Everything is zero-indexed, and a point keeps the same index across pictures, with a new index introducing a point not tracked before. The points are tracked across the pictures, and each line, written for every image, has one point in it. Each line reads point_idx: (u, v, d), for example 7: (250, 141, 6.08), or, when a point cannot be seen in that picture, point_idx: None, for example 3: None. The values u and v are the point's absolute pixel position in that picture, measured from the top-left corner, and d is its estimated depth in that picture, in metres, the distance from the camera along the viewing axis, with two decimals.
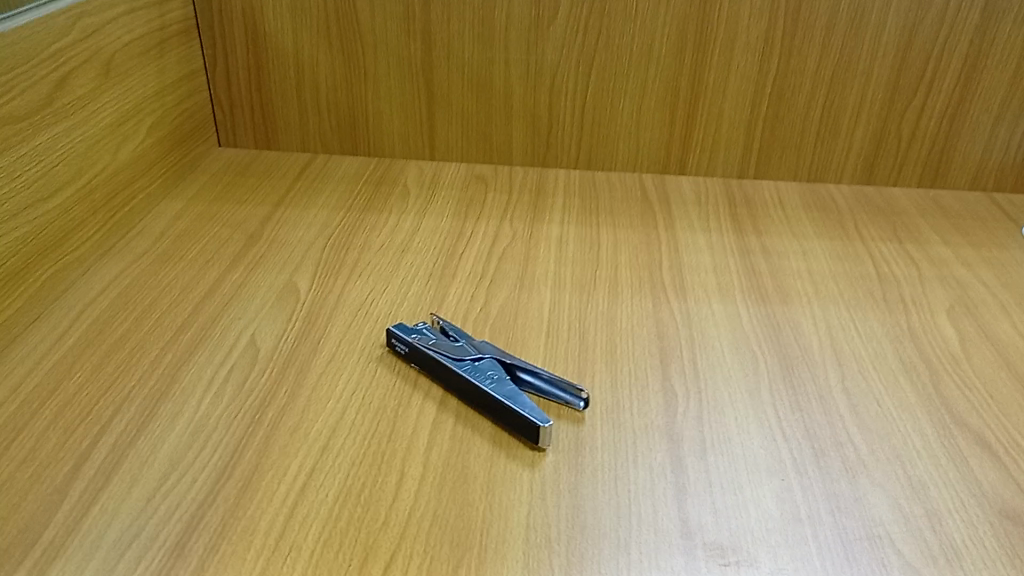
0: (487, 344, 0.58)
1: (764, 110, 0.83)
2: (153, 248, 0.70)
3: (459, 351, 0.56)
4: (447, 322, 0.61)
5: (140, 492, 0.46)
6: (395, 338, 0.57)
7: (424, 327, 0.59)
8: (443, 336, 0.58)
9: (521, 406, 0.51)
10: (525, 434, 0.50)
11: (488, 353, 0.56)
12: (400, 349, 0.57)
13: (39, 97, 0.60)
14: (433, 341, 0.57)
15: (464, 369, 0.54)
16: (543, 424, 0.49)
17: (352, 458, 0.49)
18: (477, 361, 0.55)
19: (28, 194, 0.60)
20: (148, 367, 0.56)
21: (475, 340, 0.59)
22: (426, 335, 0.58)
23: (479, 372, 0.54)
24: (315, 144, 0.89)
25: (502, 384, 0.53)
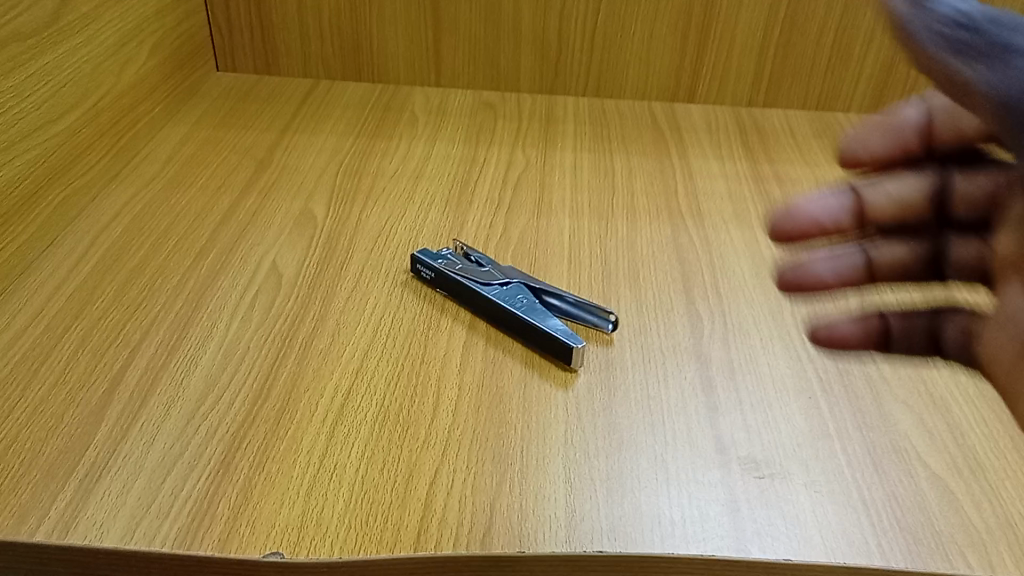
0: (513, 269, 0.58)
1: (776, 37, 0.82)
2: (161, 173, 0.68)
3: (486, 276, 0.56)
4: (471, 247, 0.60)
5: (179, 413, 0.46)
6: (421, 263, 0.57)
7: (448, 252, 0.59)
8: (468, 261, 0.58)
9: (552, 327, 0.51)
10: (556, 354, 0.51)
11: (514, 277, 0.56)
12: (426, 274, 0.57)
13: (47, 15, 0.58)
14: (459, 266, 0.57)
15: (493, 293, 0.54)
16: (576, 344, 0.50)
17: (386, 380, 0.49)
18: (504, 285, 0.55)
19: (38, 115, 0.58)
20: (172, 293, 0.55)
21: (499, 265, 0.59)
22: (452, 261, 0.58)
23: (508, 295, 0.54)
24: (317, 69, 0.87)
25: (531, 306, 0.53)
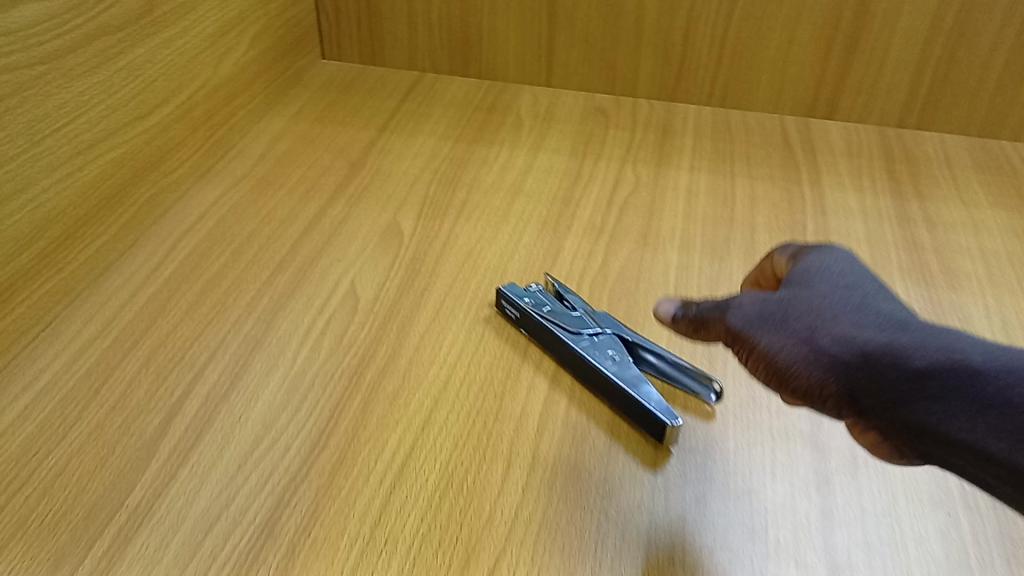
0: (608, 314, 0.52)
1: (938, 51, 0.71)
2: (252, 172, 0.66)
3: (576, 323, 0.50)
4: (563, 284, 0.55)
5: (231, 457, 0.43)
6: (506, 301, 0.52)
7: (537, 289, 0.53)
8: (558, 302, 0.52)
9: (648, 398, 0.45)
10: (649, 428, 0.45)
11: (608, 326, 0.50)
12: (511, 313, 0.52)
13: (138, 6, 0.55)
14: (548, 307, 0.51)
15: (582, 346, 0.48)
16: (672, 421, 0.43)
17: (454, 438, 0.45)
18: (596, 336, 0.49)
19: (126, 111, 0.56)
20: (243, 311, 0.52)
21: (593, 308, 0.53)
22: (540, 300, 0.52)
23: (600, 350, 0.48)
24: (423, 62, 0.83)
25: (624, 367, 0.47)
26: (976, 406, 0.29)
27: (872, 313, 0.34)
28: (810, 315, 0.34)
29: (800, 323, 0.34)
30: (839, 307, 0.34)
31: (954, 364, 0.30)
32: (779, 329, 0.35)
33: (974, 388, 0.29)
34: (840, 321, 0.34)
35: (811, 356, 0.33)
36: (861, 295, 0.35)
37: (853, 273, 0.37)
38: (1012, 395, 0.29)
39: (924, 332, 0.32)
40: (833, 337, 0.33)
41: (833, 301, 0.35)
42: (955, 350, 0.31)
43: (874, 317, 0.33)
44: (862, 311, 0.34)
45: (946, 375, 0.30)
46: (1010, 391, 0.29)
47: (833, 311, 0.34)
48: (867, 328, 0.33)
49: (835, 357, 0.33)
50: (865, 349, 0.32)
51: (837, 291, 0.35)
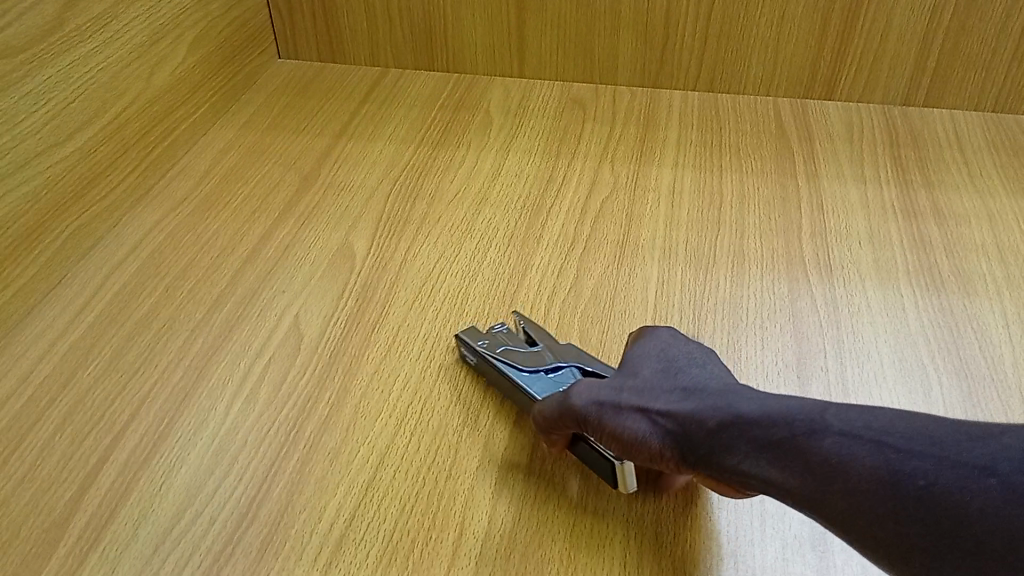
0: (575, 348, 0.45)
1: (947, 22, 0.64)
2: (194, 193, 0.61)
3: (534, 364, 0.44)
4: (528, 317, 0.48)
5: (148, 535, 0.38)
6: (461, 345, 0.47)
7: (497, 329, 0.47)
8: (519, 341, 0.46)
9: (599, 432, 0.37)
10: (606, 472, 0.37)
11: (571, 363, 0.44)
12: (469, 358, 0.46)
13: (42, 20, 0.50)
14: (504, 347, 0.45)
15: (537, 391, 0.42)
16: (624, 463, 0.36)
17: (401, 501, 0.40)
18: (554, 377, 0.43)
19: (37, 139, 0.51)
20: (174, 357, 0.47)
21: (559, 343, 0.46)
22: (498, 340, 0.46)
23: (554, 395, 0.42)
24: (386, 57, 0.76)
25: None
26: (760, 446, 0.32)
27: (687, 384, 0.36)
28: (637, 392, 0.36)
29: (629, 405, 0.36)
30: (656, 383, 0.37)
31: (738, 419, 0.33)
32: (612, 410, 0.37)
33: (751, 433, 0.32)
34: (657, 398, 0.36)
35: (646, 431, 0.35)
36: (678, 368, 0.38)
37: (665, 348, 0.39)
38: (772, 434, 0.31)
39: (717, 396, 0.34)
40: (662, 413, 0.35)
41: (655, 377, 0.37)
42: (739, 407, 0.33)
43: (682, 389, 0.36)
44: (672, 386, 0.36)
45: (735, 427, 0.32)
46: (776, 429, 0.31)
47: (655, 384, 0.37)
48: (677, 399, 0.35)
49: (666, 430, 0.34)
50: (678, 418, 0.34)
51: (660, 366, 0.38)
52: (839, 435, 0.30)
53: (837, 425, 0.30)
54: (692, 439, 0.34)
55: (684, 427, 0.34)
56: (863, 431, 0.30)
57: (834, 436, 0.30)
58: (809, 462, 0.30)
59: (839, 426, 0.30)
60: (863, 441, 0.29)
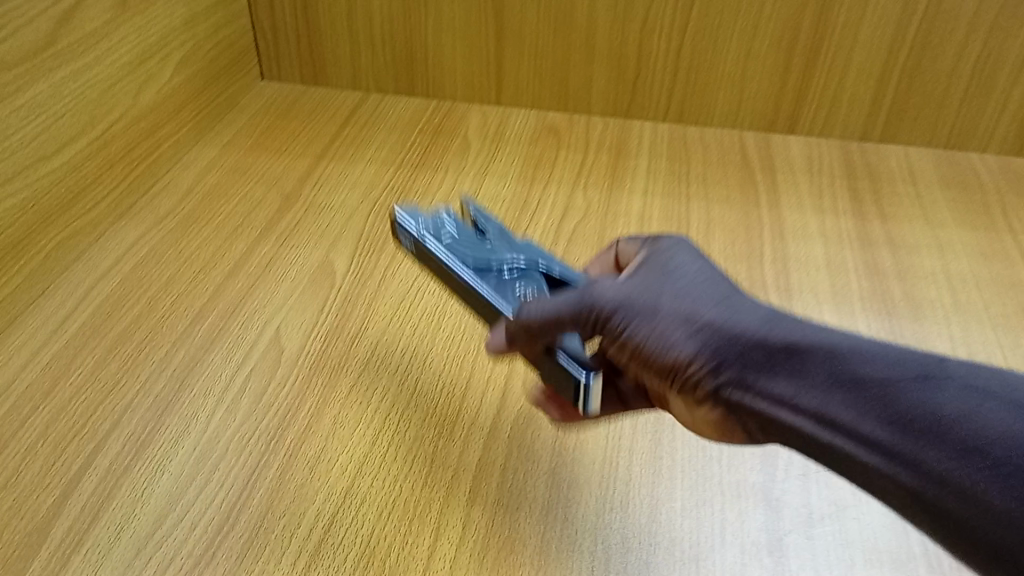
0: (526, 242, 0.46)
1: (901, 63, 0.68)
2: (177, 208, 0.62)
3: (482, 252, 0.44)
4: (480, 214, 0.49)
5: (131, 538, 0.39)
6: (404, 229, 0.47)
7: (444, 214, 0.48)
8: (468, 230, 0.47)
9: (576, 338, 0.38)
10: (568, 390, 0.37)
11: (525, 258, 0.44)
12: (411, 242, 0.46)
13: (37, 37, 0.51)
14: (452, 233, 0.46)
15: (485, 279, 0.42)
16: (590, 378, 0.36)
17: (378, 507, 0.41)
18: (508, 273, 0.43)
19: (26, 152, 0.52)
20: (157, 367, 0.48)
21: (513, 240, 0.46)
22: (444, 224, 0.46)
23: (507, 285, 0.42)
24: (367, 82, 0.78)
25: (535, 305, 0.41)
26: (832, 381, 0.31)
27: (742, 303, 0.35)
28: (677, 297, 0.35)
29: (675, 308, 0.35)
30: (700, 294, 0.35)
31: (812, 345, 0.32)
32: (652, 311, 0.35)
33: (829, 363, 0.31)
34: (705, 310, 0.35)
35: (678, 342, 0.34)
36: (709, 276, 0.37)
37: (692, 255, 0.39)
38: (860, 370, 0.30)
39: (785, 323, 0.34)
40: (701, 323, 0.34)
41: (689, 284, 0.36)
42: (817, 335, 0.32)
43: (740, 310, 0.35)
44: (723, 303, 0.35)
45: (806, 353, 0.32)
46: (865, 365, 0.31)
47: (708, 299, 0.35)
48: (740, 319, 0.34)
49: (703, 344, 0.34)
50: (732, 334, 0.34)
51: (697, 273, 0.37)
52: (959, 386, 0.29)
53: (955, 377, 0.29)
54: (732, 356, 0.33)
55: (727, 340, 0.34)
56: (995, 390, 0.29)
57: (951, 387, 0.29)
58: (905, 408, 0.29)
59: (957, 379, 0.29)
60: (991, 398, 0.28)
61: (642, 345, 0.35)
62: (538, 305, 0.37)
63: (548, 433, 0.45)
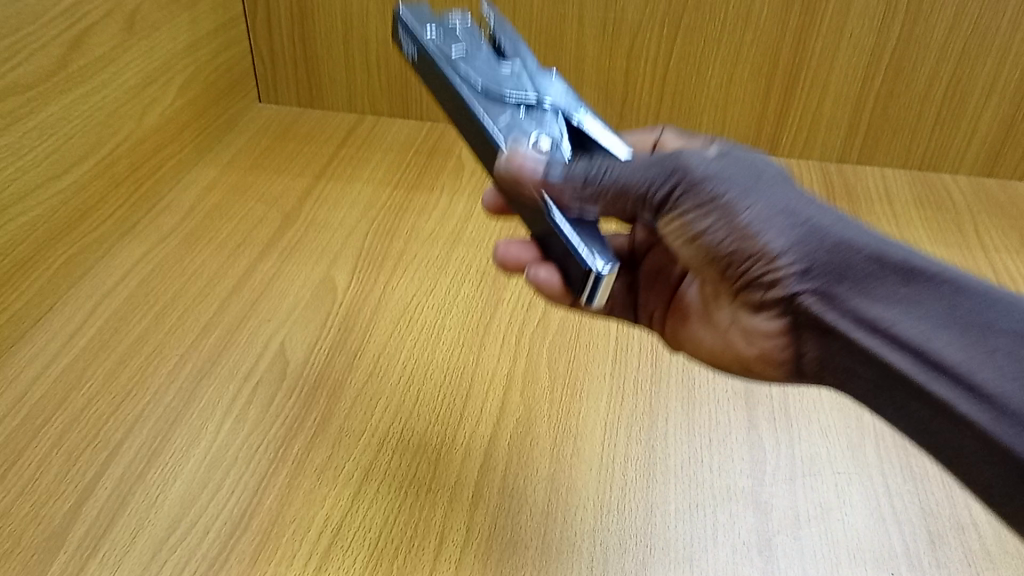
0: (545, 80, 0.47)
1: (876, 88, 0.72)
2: (180, 226, 0.64)
3: (498, 85, 0.45)
4: (500, 36, 0.50)
5: (147, 542, 0.41)
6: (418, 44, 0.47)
7: (462, 36, 0.48)
8: (486, 56, 0.47)
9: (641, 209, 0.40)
10: (578, 275, 0.39)
11: (547, 100, 0.45)
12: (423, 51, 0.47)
13: (50, 61, 0.53)
14: (469, 60, 0.46)
15: (497, 117, 0.44)
16: (602, 270, 0.38)
17: (385, 511, 0.43)
18: (526, 110, 0.45)
19: (37, 172, 0.53)
20: (165, 379, 0.50)
21: (532, 73, 0.47)
22: (461, 48, 0.47)
23: (517, 125, 0.44)
24: (363, 104, 0.80)
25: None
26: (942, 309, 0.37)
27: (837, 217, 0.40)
28: (788, 202, 0.39)
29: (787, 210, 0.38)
30: (798, 200, 0.39)
31: (926, 273, 0.37)
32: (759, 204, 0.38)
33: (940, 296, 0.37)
34: (819, 220, 0.39)
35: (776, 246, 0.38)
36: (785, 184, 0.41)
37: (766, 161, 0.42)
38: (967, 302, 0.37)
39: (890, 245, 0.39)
40: (793, 231, 0.38)
41: (785, 188, 0.39)
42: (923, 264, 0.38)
43: (839, 224, 0.39)
44: (824, 214, 0.39)
45: (912, 275, 0.38)
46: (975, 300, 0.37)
47: (814, 209, 0.39)
48: (852, 234, 0.39)
49: (793, 255, 0.38)
50: (845, 246, 0.38)
51: (784, 177, 0.40)
52: None
53: None
54: (817, 268, 0.38)
55: (833, 249, 0.38)
56: None
57: None
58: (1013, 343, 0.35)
59: None
60: None
61: (731, 226, 0.38)
62: (641, 165, 0.39)
63: (546, 441, 0.47)
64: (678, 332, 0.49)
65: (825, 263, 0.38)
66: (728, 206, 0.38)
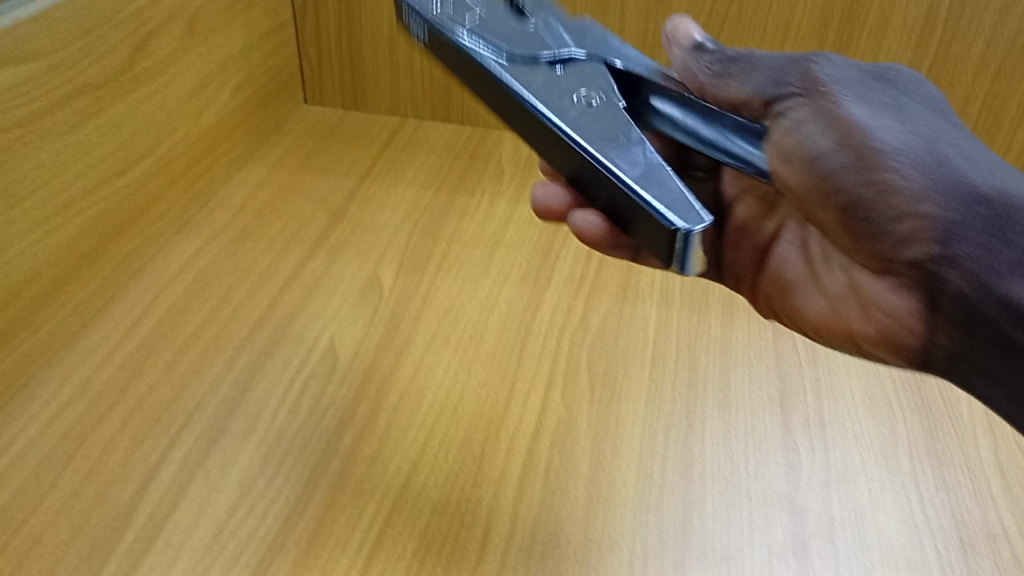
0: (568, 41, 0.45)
1: None
2: (232, 223, 0.66)
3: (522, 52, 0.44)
4: None
5: (208, 524, 0.43)
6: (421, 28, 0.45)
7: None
8: (501, 20, 0.45)
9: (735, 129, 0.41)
10: (659, 236, 0.35)
11: (580, 55, 0.45)
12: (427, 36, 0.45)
13: (117, 62, 0.55)
14: (484, 27, 0.44)
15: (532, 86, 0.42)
16: (695, 228, 0.34)
17: (432, 503, 0.45)
18: (560, 69, 0.43)
19: (103, 168, 0.56)
20: (221, 370, 0.52)
21: (555, 34, 0.46)
22: (472, 17, 0.45)
23: (559, 87, 0.42)
24: (406, 108, 0.82)
25: (611, 133, 0.39)
26: None
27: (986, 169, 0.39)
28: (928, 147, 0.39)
29: (928, 153, 0.38)
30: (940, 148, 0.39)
31: None
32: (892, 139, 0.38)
33: None
34: (963, 168, 0.38)
35: (911, 188, 0.37)
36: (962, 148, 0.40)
37: (940, 117, 0.42)
38: None
39: None
40: (942, 180, 0.37)
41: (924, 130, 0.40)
42: None
43: (985, 176, 0.38)
44: (970, 164, 0.38)
45: None
46: None
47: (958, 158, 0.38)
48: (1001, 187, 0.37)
49: (934, 204, 0.37)
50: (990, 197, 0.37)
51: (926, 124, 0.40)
52: None
53: None
54: (959, 214, 0.37)
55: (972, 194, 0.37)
56: None
57: None
58: None
59: None
60: None
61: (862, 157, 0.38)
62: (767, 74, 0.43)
63: (586, 440, 0.49)
64: (780, 294, 0.51)
65: (974, 221, 0.36)
66: (860, 133, 0.39)
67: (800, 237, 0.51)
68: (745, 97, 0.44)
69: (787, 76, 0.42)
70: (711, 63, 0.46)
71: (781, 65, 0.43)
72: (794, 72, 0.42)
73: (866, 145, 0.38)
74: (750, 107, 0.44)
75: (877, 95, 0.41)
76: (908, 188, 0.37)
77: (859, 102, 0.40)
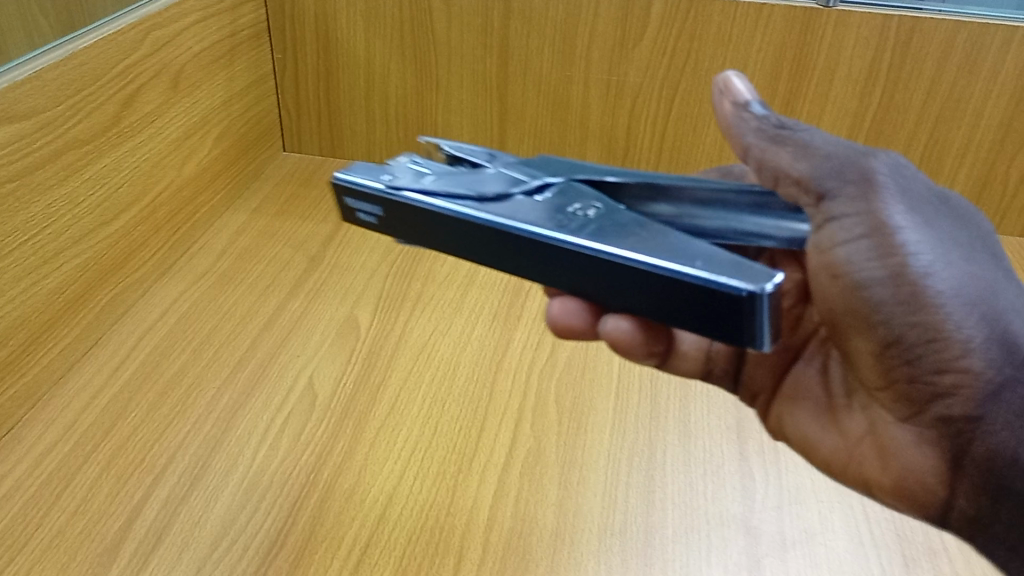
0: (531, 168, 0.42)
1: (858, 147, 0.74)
2: (214, 267, 0.68)
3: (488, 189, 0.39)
4: (455, 147, 0.45)
5: (190, 559, 0.45)
6: (365, 201, 0.41)
7: (409, 164, 0.42)
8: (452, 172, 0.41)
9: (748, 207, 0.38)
10: (739, 314, 0.31)
11: (554, 181, 0.40)
12: (377, 212, 0.41)
13: (106, 117, 0.58)
14: (439, 181, 0.40)
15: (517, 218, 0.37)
16: (767, 287, 0.30)
17: (408, 532, 0.47)
18: (538, 197, 0.39)
19: (89, 219, 0.58)
20: (204, 410, 0.54)
21: (517, 168, 0.42)
22: (422, 175, 0.41)
23: (545, 209, 0.38)
24: (381, 155, 0.85)
25: (629, 233, 0.35)
26: None
27: None
28: (984, 291, 0.35)
29: (984, 300, 0.35)
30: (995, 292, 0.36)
31: None
32: (952, 281, 0.35)
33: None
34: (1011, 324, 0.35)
35: (964, 340, 0.34)
36: (1015, 303, 0.36)
37: (989, 246, 0.39)
38: None
39: None
40: (996, 340, 0.35)
41: (981, 269, 0.36)
42: None
43: None
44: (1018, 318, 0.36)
45: None
46: None
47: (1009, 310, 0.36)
48: None
49: (981, 362, 0.35)
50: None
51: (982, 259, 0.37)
52: None
53: None
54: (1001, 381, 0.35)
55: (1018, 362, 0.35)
56: None
57: None
58: None
59: None
60: None
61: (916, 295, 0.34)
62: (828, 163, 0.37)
63: (553, 469, 0.51)
64: (791, 413, 0.46)
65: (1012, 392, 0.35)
66: (919, 270, 0.34)
67: (820, 356, 0.46)
68: (795, 177, 0.38)
69: (847, 169, 0.36)
70: (762, 128, 0.40)
71: (844, 155, 0.37)
72: (854, 168, 0.36)
73: (923, 284, 0.34)
74: (796, 186, 0.38)
75: (939, 212, 0.37)
76: (958, 341, 0.34)
77: (922, 224, 0.35)
